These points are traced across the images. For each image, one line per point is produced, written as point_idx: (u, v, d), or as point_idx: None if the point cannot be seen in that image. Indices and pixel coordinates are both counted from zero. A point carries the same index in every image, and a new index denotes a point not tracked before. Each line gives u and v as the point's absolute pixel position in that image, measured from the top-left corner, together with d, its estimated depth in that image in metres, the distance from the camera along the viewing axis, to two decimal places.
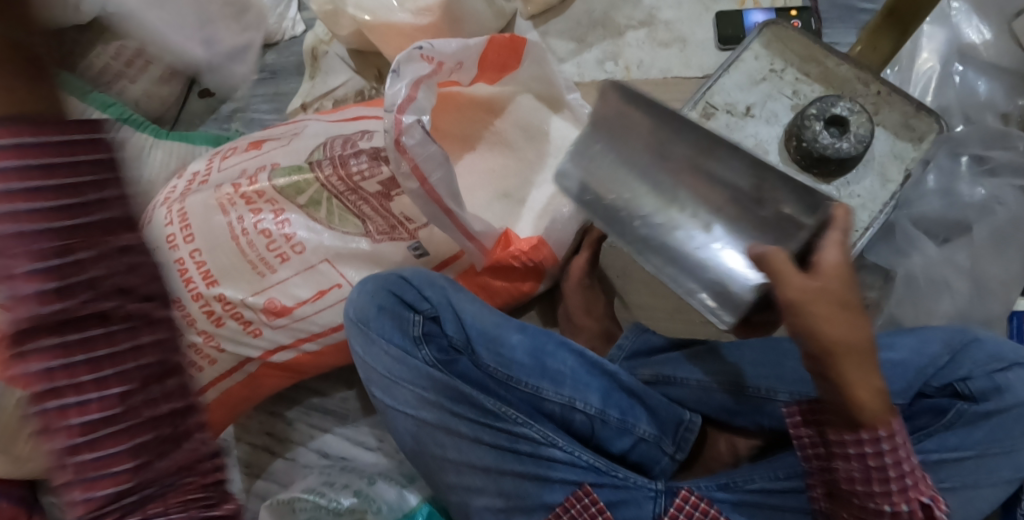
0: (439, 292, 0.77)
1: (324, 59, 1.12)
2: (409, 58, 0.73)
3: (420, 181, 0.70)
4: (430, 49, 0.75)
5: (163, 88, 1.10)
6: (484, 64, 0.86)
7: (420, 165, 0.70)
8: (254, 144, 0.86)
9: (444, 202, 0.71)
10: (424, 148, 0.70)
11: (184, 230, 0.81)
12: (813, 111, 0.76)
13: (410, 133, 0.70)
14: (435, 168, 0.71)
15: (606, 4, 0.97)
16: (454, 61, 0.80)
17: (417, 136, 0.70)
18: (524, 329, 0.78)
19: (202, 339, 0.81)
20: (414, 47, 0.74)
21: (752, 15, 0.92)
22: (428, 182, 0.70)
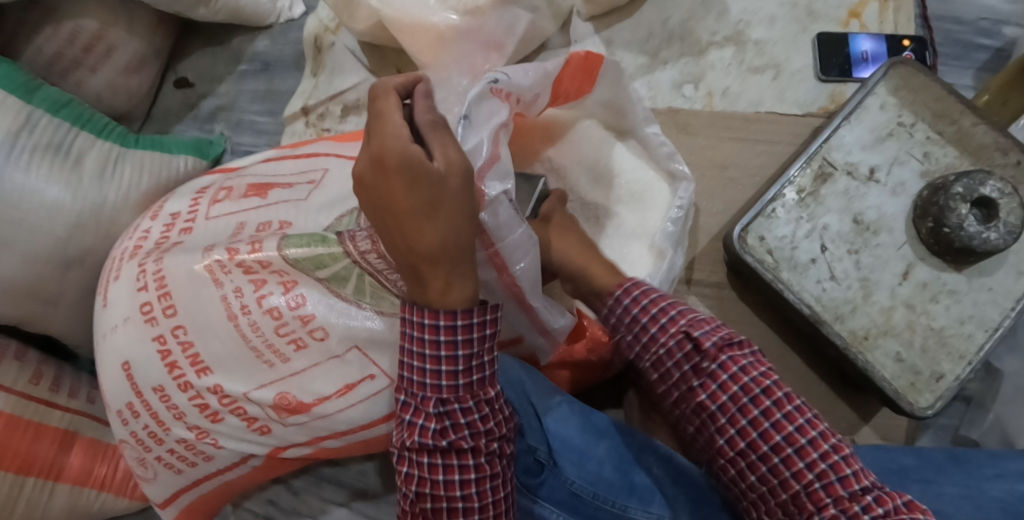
0: (519, 392, 0.63)
1: (329, 53, 0.91)
2: (482, 95, 0.56)
3: (498, 270, 0.56)
4: (507, 81, 0.59)
5: (130, 79, 0.90)
6: (557, 93, 0.68)
7: (502, 250, 0.55)
8: (258, 191, 0.72)
9: (523, 295, 0.58)
10: (508, 232, 0.54)
11: (164, 301, 0.66)
12: (959, 189, 0.61)
13: (492, 210, 0.53)
14: (521, 256, 0.56)
15: (685, 12, 0.80)
16: (529, 95, 0.63)
17: (502, 213, 0.54)
18: (609, 436, 0.65)
19: (194, 434, 0.68)
20: (486, 80, 0.57)
21: (860, 41, 0.76)
22: (508, 273, 0.56)
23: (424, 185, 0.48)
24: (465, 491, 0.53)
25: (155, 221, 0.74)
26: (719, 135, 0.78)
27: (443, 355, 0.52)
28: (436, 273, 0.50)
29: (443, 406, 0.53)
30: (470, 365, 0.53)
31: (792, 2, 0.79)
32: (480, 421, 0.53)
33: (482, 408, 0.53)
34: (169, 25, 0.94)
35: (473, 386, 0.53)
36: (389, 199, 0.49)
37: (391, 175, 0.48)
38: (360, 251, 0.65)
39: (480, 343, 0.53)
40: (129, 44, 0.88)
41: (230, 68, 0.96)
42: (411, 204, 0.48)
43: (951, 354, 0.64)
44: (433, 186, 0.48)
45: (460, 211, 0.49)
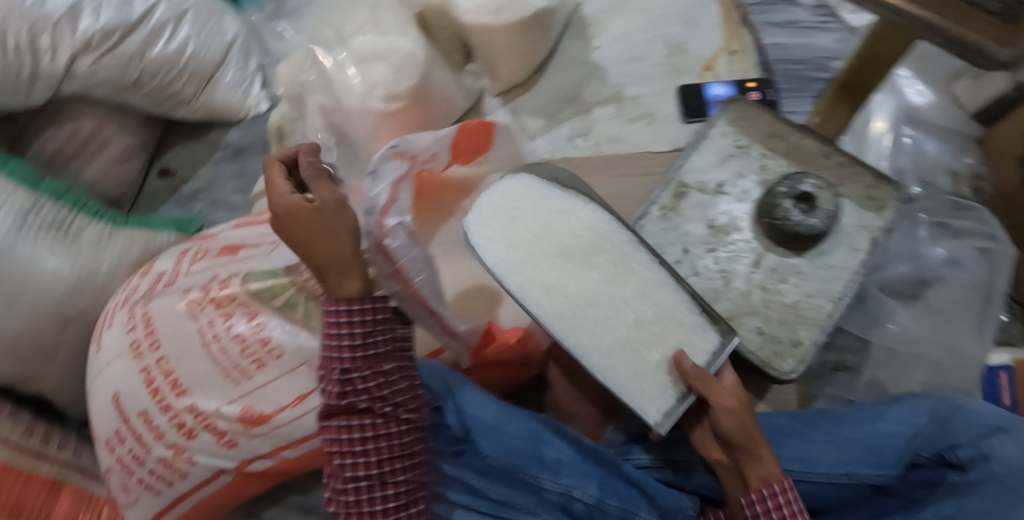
0: (443, 383, 0.75)
1: (291, 139, 1.07)
2: (384, 157, 0.70)
3: (403, 283, 0.67)
4: (407, 145, 0.73)
5: (121, 168, 1.07)
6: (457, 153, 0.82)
7: (404, 267, 0.66)
8: (229, 250, 0.84)
9: (427, 304, 0.69)
10: (408, 251, 0.67)
11: (150, 338, 0.78)
12: (783, 189, 0.77)
13: (393, 236, 0.66)
14: (419, 269, 0.68)
15: (575, 81, 0.99)
16: (428, 154, 0.76)
17: (401, 238, 0.66)
18: (521, 415, 0.75)
19: (172, 452, 0.78)
20: (387, 146, 0.71)
21: (713, 88, 0.94)
22: (412, 285, 0.67)
23: (311, 213, 0.63)
24: (363, 446, 0.65)
25: (143, 278, 0.86)
26: (612, 174, 0.93)
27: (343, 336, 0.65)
28: (335, 280, 0.66)
29: (347, 376, 0.65)
30: (366, 342, 0.66)
31: (661, 63, 0.98)
32: (375, 388, 0.66)
33: (377, 378, 0.66)
34: (155, 125, 1.12)
35: (371, 360, 0.66)
36: (292, 233, 0.63)
37: (289, 216, 0.63)
38: (304, 280, 0.77)
39: (373, 326, 0.66)
40: (121, 138, 1.06)
41: (208, 156, 1.13)
42: (311, 232, 0.63)
43: (806, 323, 0.76)
44: (313, 216, 0.63)
45: (338, 220, 0.64)
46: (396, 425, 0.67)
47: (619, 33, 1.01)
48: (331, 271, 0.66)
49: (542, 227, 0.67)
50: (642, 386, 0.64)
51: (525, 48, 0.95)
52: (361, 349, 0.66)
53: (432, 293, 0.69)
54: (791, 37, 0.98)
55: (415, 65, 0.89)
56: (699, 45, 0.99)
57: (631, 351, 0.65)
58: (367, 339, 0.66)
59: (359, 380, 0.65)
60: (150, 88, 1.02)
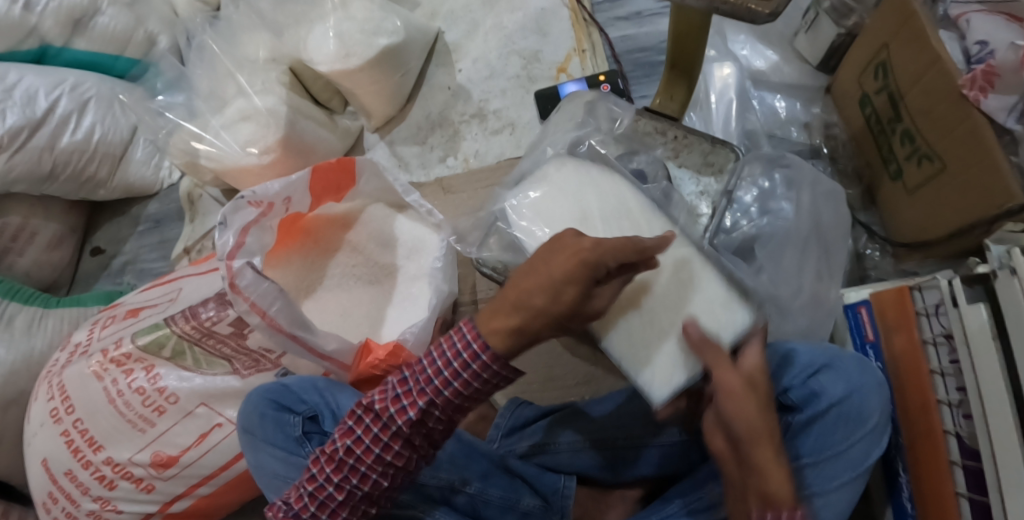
0: (315, 394, 0.77)
1: (200, 203, 1.16)
2: (233, 208, 0.77)
3: (260, 315, 0.74)
4: (255, 194, 0.79)
5: (51, 254, 1.15)
6: (317, 191, 0.89)
7: (257, 301, 0.74)
8: (132, 313, 0.89)
9: (288, 330, 0.76)
10: (257, 287, 0.74)
11: (66, 402, 0.85)
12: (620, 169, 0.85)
13: (240, 276, 0.73)
14: (272, 301, 0.74)
15: (441, 106, 1.05)
16: (282, 198, 0.83)
17: (249, 276, 0.73)
18: None
19: (99, 503, 0.85)
20: (237, 197, 0.77)
21: (566, 87, 0.99)
22: (268, 316, 0.74)
23: (558, 281, 0.56)
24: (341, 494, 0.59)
25: (63, 350, 0.92)
26: (476, 187, 1.00)
27: (443, 391, 0.58)
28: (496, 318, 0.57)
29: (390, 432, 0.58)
30: (444, 406, 0.58)
31: (516, 75, 1.04)
32: (401, 450, 0.59)
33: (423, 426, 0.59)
34: (81, 209, 1.20)
35: (425, 424, 0.59)
36: (513, 297, 0.57)
37: (539, 262, 0.57)
38: (181, 328, 0.81)
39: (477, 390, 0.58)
40: (47, 227, 1.13)
41: (131, 230, 1.21)
42: (515, 285, 0.58)
43: None
44: (568, 298, 0.56)
45: (554, 293, 0.56)
46: (384, 490, 0.61)
47: (479, 53, 1.07)
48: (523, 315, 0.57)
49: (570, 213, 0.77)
50: (652, 351, 0.67)
51: (384, 87, 1.00)
52: (448, 413, 0.59)
53: (294, 324, 0.76)
54: (636, 27, 1.04)
55: (279, 120, 0.95)
56: (552, 51, 1.05)
57: (645, 323, 0.68)
58: (461, 403, 0.59)
59: (380, 425, 0.58)
60: (65, 176, 1.10)
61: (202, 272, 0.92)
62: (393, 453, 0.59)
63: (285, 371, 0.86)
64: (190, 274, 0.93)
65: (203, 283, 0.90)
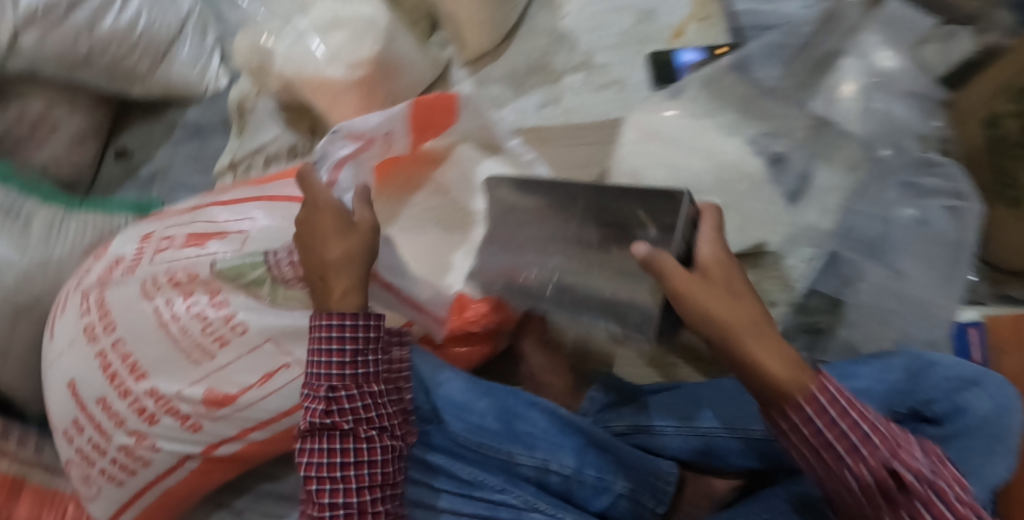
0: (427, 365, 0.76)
1: (251, 116, 1.05)
2: (328, 142, 0.73)
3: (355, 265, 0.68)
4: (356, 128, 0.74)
5: (74, 152, 1.02)
6: (422, 127, 0.83)
7: None
8: (188, 227, 0.81)
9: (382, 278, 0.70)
10: None
11: (104, 319, 0.75)
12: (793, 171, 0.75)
13: None
14: None
15: (542, 49, 0.97)
16: (382, 132, 0.78)
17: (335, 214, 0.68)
18: (482, 388, 0.75)
19: (134, 439, 0.74)
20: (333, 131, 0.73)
21: (683, 54, 0.92)
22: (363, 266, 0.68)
23: (339, 232, 0.63)
24: (345, 473, 0.61)
25: (98, 261, 0.82)
26: (573, 142, 0.91)
27: (346, 345, 0.62)
28: (337, 284, 0.62)
29: (331, 393, 0.62)
30: (358, 359, 0.63)
31: (627, 31, 0.96)
32: (361, 408, 0.63)
33: (364, 397, 0.63)
34: (110, 107, 1.07)
35: (360, 377, 0.63)
36: (315, 261, 0.63)
37: (316, 231, 0.63)
38: (277, 260, 0.75)
39: (360, 351, 0.63)
40: (72, 121, 1.01)
41: (165, 138, 1.08)
42: (321, 260, 0.63)
43: (779, 285, 0.76)
44: (338, 231, 0.63)
45: (337, 223, 0.63)
46: (383, 493, 0.62)
47: None
48: (340, 260, 0.62)
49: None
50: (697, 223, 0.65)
51: (491, 15, 0.93)
52: (357, 381, 0.63)
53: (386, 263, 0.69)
54: (761, 4, 0.94)
55: (376, 33, 0.87)
56: (668, 12, 0.97)
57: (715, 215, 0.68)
58: (355, 367, 0.63)
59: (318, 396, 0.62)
60: (100, 65, 0.96)
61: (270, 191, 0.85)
62: (352, 460, 0.61)
63: None
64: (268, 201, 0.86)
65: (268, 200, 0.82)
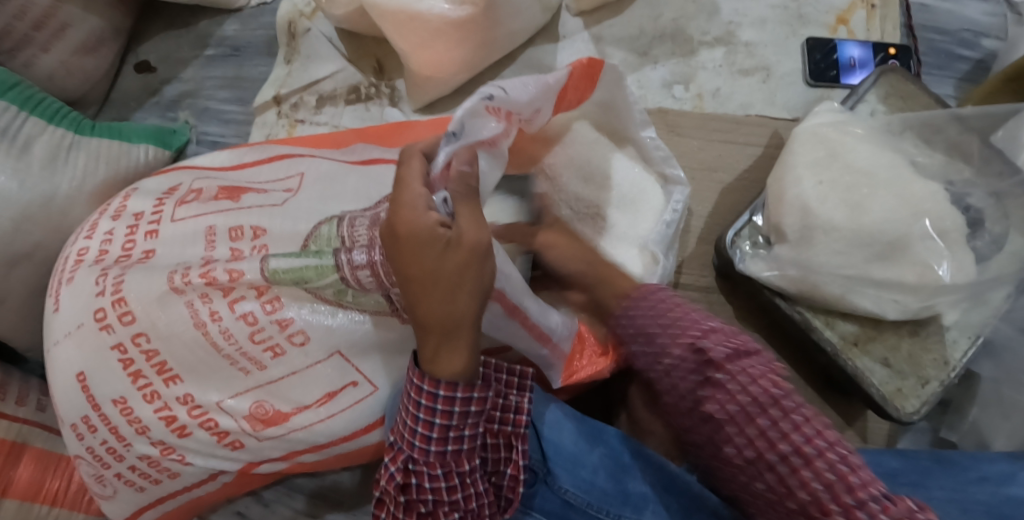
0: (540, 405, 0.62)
1: (304, 39, 0.88)
2: (475, 111, 0.53)
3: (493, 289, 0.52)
4: (503, 97, 0.56)
5: (85, 59, 0.83)
6: (562, 102, 0.65)
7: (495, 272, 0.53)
8: (227, 192, 0.68)
9: (508, 300, 0.55)
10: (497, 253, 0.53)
11: (122, 307, 0.61)
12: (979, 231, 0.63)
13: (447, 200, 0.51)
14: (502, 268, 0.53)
15: (677, 11, 0.79)
16: (530, 108, 0.60)
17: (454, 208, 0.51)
18: (593, 439, 0.62)
19: (159, 450, 0.63)
20: (481, 95, 0.54)
21: (847, 48, 0.77)
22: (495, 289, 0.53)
23: (438, 258, 0.47)
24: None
25: (117, 221, 0.69)
26: (710, 137, 0.76)
27: (436, 421, 0.52)
28: (436, 330, 0.49)
29: (413, 465, 0.53)
30: (447, 436, 0.52)
31: (783, 5, 0.79)
32: (446, 490, 0.53)
33: (451, 477, 0.53)
34: (130, 4, 0.88)
35: (448, 456, 0.53)
36: (411, 293, 0.49)
37: (407, 252, 0.47)
38: (354, 268, 0.59)
39: (445, 427, 0.52)
40: (85, 21, 0.81)
41: (196, 52, 0.91)
42: (414, 288, 0.48)
43: (937, 362, 0.64)
44: (441, 258, 0.47)
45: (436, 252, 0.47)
46: None
47: None
48: (445, 294, 0.48)
49: (854, 221, 0.60)
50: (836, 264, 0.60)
51: None
52: (443, 458, 0.53)
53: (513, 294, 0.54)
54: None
55: None
56: None
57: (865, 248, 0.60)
58: (445, 445, 0.53)
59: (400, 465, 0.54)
60: None
61: (343, 167, 0.70)
62: None
63: None
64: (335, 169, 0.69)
65: (345, 185, 0.67)
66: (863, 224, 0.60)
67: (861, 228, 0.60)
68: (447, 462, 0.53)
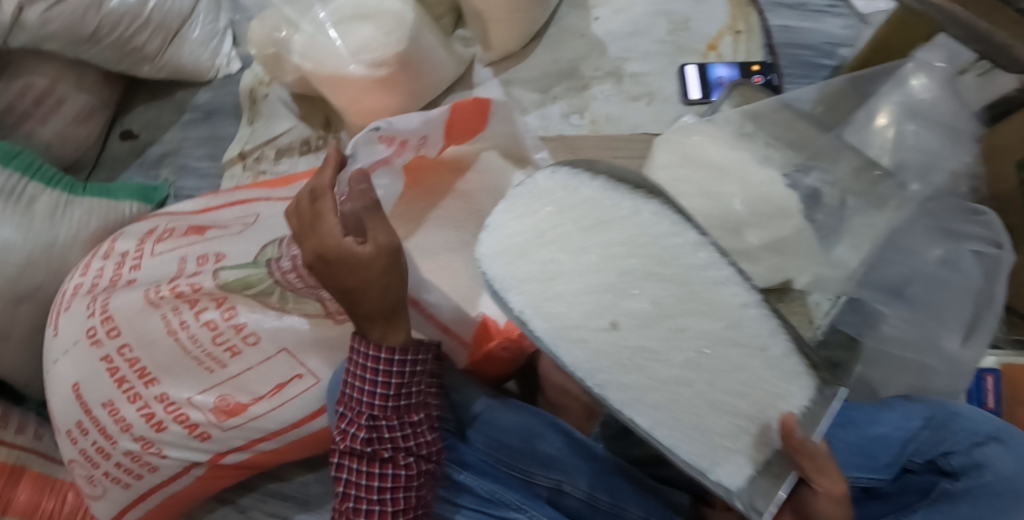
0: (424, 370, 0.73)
1: (264, 102, 1.02)
2: (364, 141, 0.64)
3: None
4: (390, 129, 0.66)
5: (78, 129, 0.98)
6: (454, 133, 0.78)
7: None
8: (197, 229, 0.80)
9: None
10: None
11: (107, 324, 0.74)
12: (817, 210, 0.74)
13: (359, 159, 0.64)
14: None
15: (573, 53, 0.94)
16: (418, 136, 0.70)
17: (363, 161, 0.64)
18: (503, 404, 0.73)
19: (140, 445, 0.74)
20: (369, 128, 0.64)
21: (717, 69, 0.91)
22: None
23: (361, 268, 0.58)
24: (382, 496, 0.64)
25: (106, 260, 0.81)
26: (604, 154, 0.89)
27: (391, 381, 0.64)
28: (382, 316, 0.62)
29: (373, 421, 0.64)
30: (399, 393, 0.65)
31: (662, 40, 0.94)
32: (401, 438, 0.64)
33: (404, 428, 0.65)
34: (117, 82, 1.04)
35: (399, 409, 0.65)
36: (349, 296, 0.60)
37: (339, 269, 0.58)
38: (282, 271, 0.70)
39: (398, 387, 0.64)
40: (77, 97, 0.96)
41: (174, 118, 1.06)
42: (348, 294, 0.60)
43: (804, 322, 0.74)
44: (363, 266, 0.58)
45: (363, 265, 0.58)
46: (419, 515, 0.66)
47: (622, 4, 0.96)
48: (375, 293, 0.59)
49: (708, 205, 0.72)
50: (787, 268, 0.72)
51: (521, 18, 0.90)
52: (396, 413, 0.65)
53: None
54: (800, 20, 0.95)
55: (404, 31, 0.82)
56: (704, 22, 0.95)
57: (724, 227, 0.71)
58: (397, 401, 0.65)
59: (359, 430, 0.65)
60: (109, 41, 0.92)
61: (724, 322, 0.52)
62: (388, 486, 0.64)
63: None
64: (647, 263, 0.52)
65: (707, 340, 0.52)
66: (716, 205, 0.72)
67: (715, 213, 0.72)
68: (399, 415, 0.65)
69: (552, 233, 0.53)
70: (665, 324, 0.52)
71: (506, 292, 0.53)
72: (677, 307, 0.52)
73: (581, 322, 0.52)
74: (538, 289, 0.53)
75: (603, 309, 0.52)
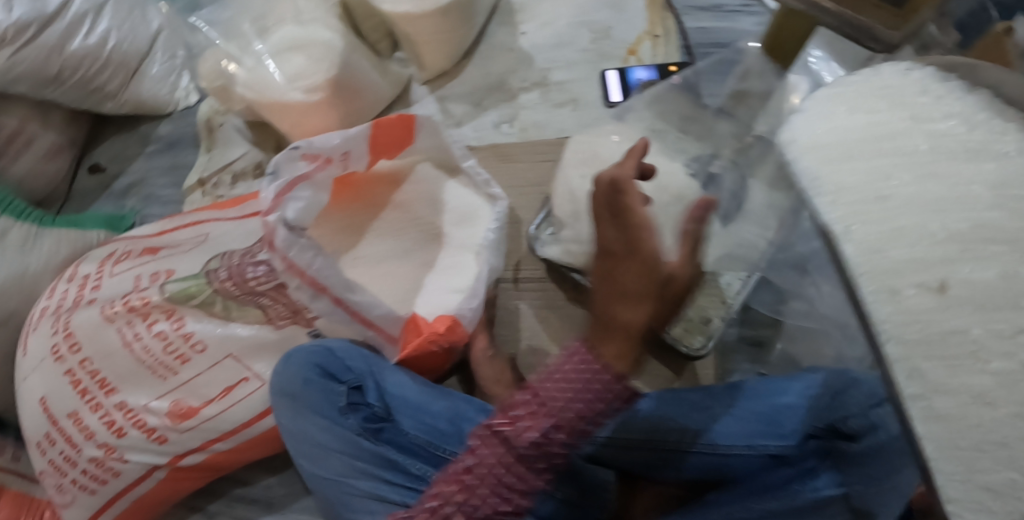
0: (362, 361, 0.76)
1: (220, 131, 1.09)
2: (287, 158, 0.71)
3: (316, 287, 0.69)
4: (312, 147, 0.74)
5: (47, 166, 1.05)
6: (380, 146, 0.84)
7: (313, 272, 0.69)
8: (151, 250, 0.85)
9: (331, 291, 0.71)
10: (313, 259, 0.69)
11: (69, 340, 0.79)
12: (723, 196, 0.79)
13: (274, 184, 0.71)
14: (312, 258, 0.69)
15: (501, 67, 1.00)
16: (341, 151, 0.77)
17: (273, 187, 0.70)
18: (434, 392, 0.76)
19: (104, 451, 0.79)
20: (292, 146, 0.72)
21: (636, 71, 0.96)
22: (307, 275, 0.69)
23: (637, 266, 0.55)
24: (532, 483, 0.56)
25: (70, 282, 0.87)
26: (533, 159, 0.95)
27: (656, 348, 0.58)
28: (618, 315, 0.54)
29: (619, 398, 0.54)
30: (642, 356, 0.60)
31: (585, 48, 1.00)
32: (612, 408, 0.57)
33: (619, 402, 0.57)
34: (83, 120, 1.11)
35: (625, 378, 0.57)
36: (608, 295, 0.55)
37: (620, 264, 0.56)
38: (220, 282, 0.78)
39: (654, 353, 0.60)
40: (45, 135, 1.03)
41: (138, 151, 1.13)
42: (614, 286, 0.55)
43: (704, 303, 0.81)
44: (638, 260, 0.55)
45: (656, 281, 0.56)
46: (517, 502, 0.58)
47: (546, 18, 1.02)
48: (642, 287, 0.55)
49: None
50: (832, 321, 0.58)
51: (449, 38, 0.95)
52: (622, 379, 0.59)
53: (339, 287, 0.71)
54: (715, 21, 1.00)
55: (335, 56, 0.89)
56: (624, 29, 1.01)
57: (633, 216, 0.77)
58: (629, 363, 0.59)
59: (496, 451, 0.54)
60: (73, 82, 0.99)
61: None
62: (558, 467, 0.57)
63: (319, 333, 0.81)
64: (996, 230, 0.40)
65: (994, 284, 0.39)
66: None
67: None
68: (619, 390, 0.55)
69: (901, 140, 0.44)
70: (1005, 309, 0.38)
71: (870, 199, 0.43)
72: (1003, 278, 0.39)
73: (909, 267, 0.40)
74: (860, 208, 0.43)
75: (948, 253, 0.40)
